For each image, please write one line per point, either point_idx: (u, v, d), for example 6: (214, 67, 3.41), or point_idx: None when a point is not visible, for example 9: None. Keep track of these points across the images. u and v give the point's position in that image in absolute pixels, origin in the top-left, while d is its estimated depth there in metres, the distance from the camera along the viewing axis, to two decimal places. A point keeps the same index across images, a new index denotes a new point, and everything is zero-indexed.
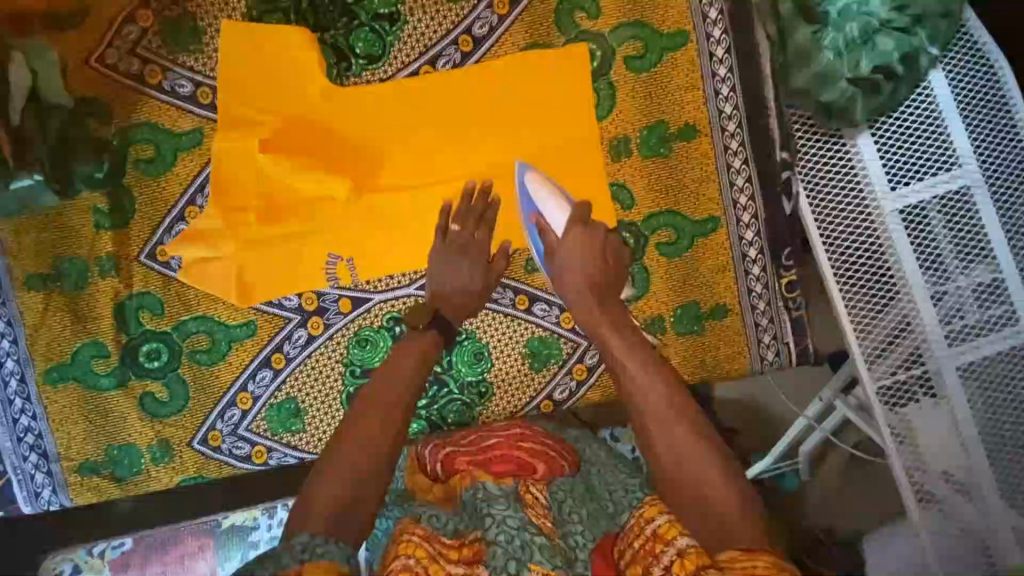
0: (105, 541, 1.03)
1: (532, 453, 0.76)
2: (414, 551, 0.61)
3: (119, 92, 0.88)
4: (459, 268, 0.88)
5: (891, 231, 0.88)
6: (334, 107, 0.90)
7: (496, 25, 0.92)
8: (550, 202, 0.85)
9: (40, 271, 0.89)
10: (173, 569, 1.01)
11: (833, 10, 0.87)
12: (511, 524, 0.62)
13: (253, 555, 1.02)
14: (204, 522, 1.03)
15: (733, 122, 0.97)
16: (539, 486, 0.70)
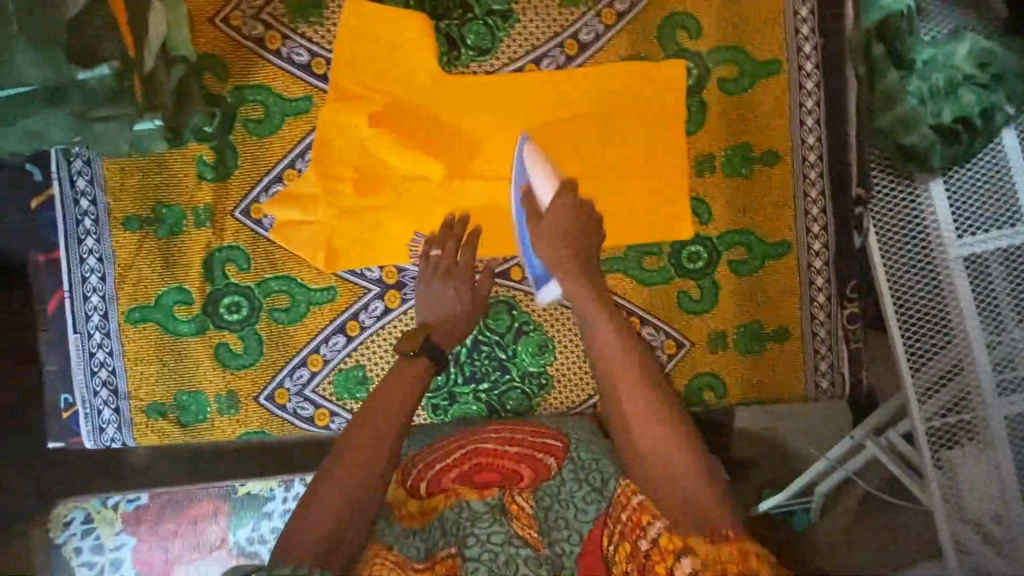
0: (121, 494, 1.10)
1: (517, 459, 0.85)
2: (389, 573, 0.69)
3: (236, 52, 0.91)
4: (444, 295, 0.92)
5: (954, 278, 0.89)
6: (440, 92, 0.93)
7: (602, 33, 0.95)
8: (540, 175, 0.87)
9: (139, 213, 0.92)
10: (185, 529, 1.07)
11: (920, 58, 0.90)
12: (497, 541, 0.73)
13: (265, 526, 1.07)
14: (221, 486, 1.10)
15: (815, 153, 0.99)
16: (525, 495, 0.80)
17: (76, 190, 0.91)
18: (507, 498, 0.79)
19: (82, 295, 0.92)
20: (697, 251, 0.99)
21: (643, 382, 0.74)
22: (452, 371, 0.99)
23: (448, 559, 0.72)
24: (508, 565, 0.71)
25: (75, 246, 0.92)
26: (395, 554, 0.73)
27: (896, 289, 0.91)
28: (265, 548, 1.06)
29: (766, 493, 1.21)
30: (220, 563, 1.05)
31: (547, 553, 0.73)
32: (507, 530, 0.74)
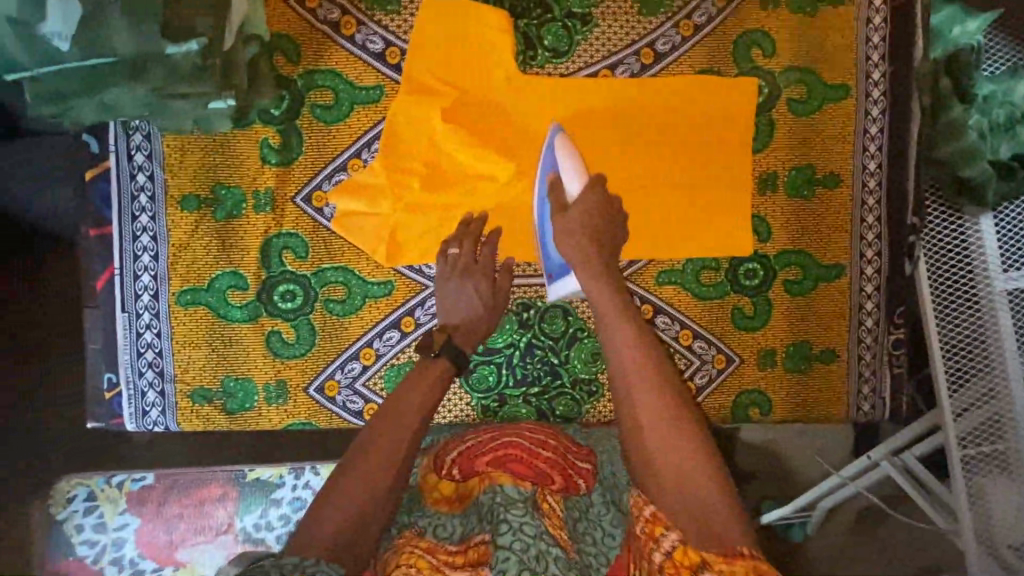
0: (126, 473, 1.09)
1: (548, 463, 0.85)
2: (415, 561, 0.70)
3: (310, 35, 0.89)
4: (463, 295, 0.91)
5: (998, 313, 0.88)
6: (513, 91, 0.92)
7: (678, 45, 0.95)
8: (569, 168, 0.85)
9: (197, 193, 0.90)
10: (190, 513, 1.08)
11: (981, 93, 0.91)
12: (527, 532, 0.70)
13: (273, 511, 1.09)
14: (230, 471, 1.10)
15: (874, 180, 1.01)
16: (555, 496, 0.80)
17: (133, 164, 0.88)
18: (540, 495, 0.78)
19: (132, 273, 0.90)
20: (753, 268, 1.00)
21: (672, 399, 0.73)
22: (503, 372, 0.99)
23: (481, 547, 0.73)
24: (538, 561, 0.68)
25: (129, 222, 0.89)
26: (426, 542, 0.74)
27: (940, 310, 0.91)
28: (271, 535, 1.08)
29: (767, 505, 1.24)
30: (225, 548, 1.07)
31: (575, 557, 0.73)
32: (538, 524, 0.72)
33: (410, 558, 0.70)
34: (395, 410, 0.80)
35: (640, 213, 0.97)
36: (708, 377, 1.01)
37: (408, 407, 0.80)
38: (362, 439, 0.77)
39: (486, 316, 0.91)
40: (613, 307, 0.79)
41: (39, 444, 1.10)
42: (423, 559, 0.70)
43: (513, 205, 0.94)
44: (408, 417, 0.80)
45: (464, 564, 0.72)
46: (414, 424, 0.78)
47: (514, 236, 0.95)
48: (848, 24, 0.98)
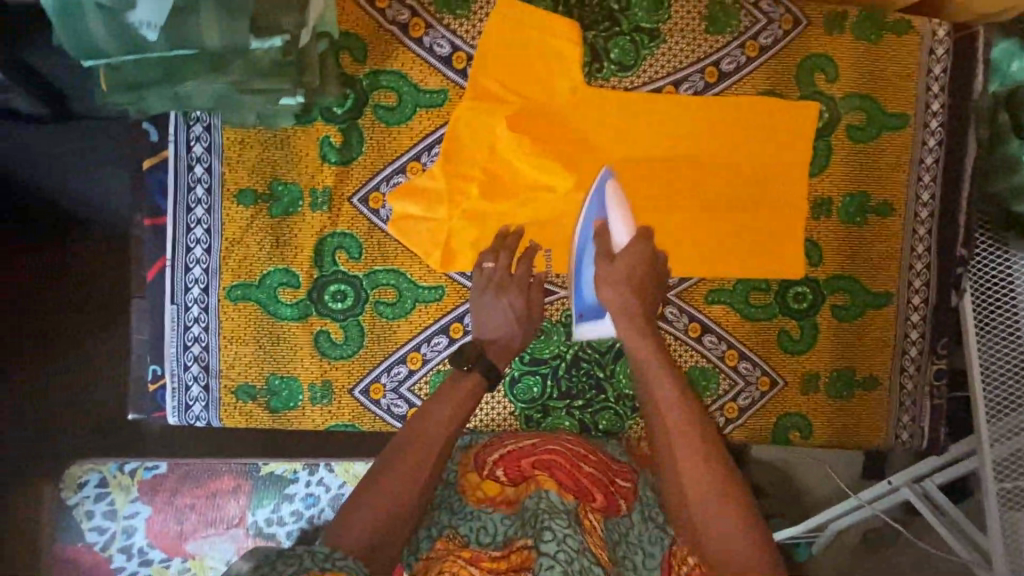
0: (139, 461, 1.09)
1: (591, 479, 0.82)
2: (458, 571, 0.68)
3: (378, 36, 0.89)
4: (497, 309, 0.89)
5: None
6: (577, 103, 0.92)
7: (742, 65, 0.95)
8: (618, 219, 0.85)
9: (254, 187, 0.89)
10: (203, 504, 1.08)
11: None
12: (571, 545, 0.68)
13: (285, 506, 1.09)
14: (245, 464, 1.10)
15: (926, 211, 1.01)
16: (596, 516, 0.78)
17: (191, 156, 0.88)
18: (582, 512, 0.77)
19: (184, 265, 0.89)
20: (802, 291, 1.00)
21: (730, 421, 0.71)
22: (547, 384, 0.97)
23: (524, 551, 0.70)
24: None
25: (184, 214, 0.88)
26: (468, 550, 0.71)
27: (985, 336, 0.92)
28: (282, 531, 1.08)
29: (772, 523, 1.17)
30: (235, 541, 1.07)
31: (614, 573, 0.71)
32: (580, 540, 0.69)
33: (452, 565, 0.69)
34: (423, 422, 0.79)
35: (695, 231, 0.96)
36: (751, 398, 1.01)
37: (436, 418, 0.79)
38: (398, 439, 0.77)
39: (520, 333, 0.89)
40: (643, 325, 0.81)
41: (69, 421, 1.13)
42: (466, 569, 0.68)
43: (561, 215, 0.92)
44: (437, 427, 0.78)
45: (506, 568, 0.69)
46: (445, 434, 0.77)
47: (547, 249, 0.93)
48: (913, 52, 0.98)
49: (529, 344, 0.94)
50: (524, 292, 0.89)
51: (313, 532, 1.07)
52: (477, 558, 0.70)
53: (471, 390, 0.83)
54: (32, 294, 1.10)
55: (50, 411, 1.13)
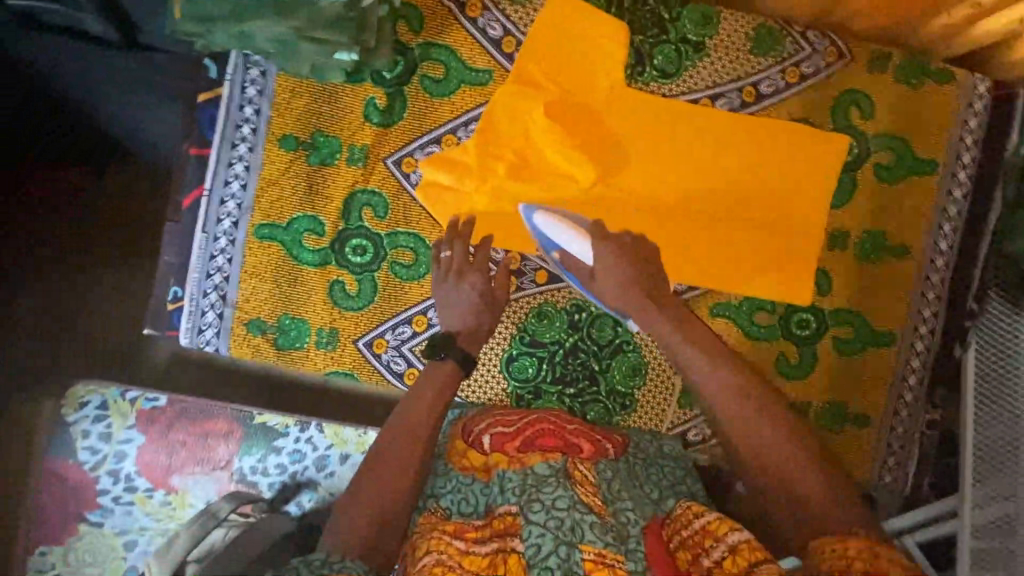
0: (141, 390, 1.14)
1: (576, 433, 0.86)
2: (446, 548, 0.70)
3: (436, 11, 0.93)
4: (455, 298, 0.91)
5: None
6: (615, 101, 0.95)
7: (781, 89, 0.97)
8: (568, 234, 0.89)
9: (297, 134, 0.93)
10: (195, 442, 1.12)
11: None
12: (560, 507, 0.69)
13: (271, 458, 1.13)
14: (240, 411, 1.14)
15: (943, 260, 1.01)
16: (586, 465, 0.79)
17: (244, 97, 0.93)
18: (571, 464, 0.78)
19: (219, 198, 0.93)
20: (807, 318, 1.01)
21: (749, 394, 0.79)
22: (543, 368, 1.00)
23: (506, 517, 0.72)
24: (573, 533, 0.67)
25: (228, 149, 0.93)
26: (452, 525, 0.74)
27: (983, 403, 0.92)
28: (264, 481, 1.12)
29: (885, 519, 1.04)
30: (218, 483, 1.12)
31: (610, 520, 0.70)
32: (572, 496, 0.70)
33: (438, 544, 0.70)
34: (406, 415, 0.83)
35: (710, 242, 0.98)
36: None
37: (422, 405, 0.84)
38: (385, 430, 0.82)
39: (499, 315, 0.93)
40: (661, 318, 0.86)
41: (85, 344, 1.21)
42: (452, 546, 0.70)
43: (583, 206, 0.95)
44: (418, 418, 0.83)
45: (490, 535, 0.72)
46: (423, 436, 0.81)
47: (509, 229, 0.95)
48: (952, 102, 0.99)
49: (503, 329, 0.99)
50: (484, 275, 0.91)
51: (293, 486, 1.12)
52: (461, 531, 0.73)
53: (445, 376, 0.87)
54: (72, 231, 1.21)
55: (66, 362, 1.21)
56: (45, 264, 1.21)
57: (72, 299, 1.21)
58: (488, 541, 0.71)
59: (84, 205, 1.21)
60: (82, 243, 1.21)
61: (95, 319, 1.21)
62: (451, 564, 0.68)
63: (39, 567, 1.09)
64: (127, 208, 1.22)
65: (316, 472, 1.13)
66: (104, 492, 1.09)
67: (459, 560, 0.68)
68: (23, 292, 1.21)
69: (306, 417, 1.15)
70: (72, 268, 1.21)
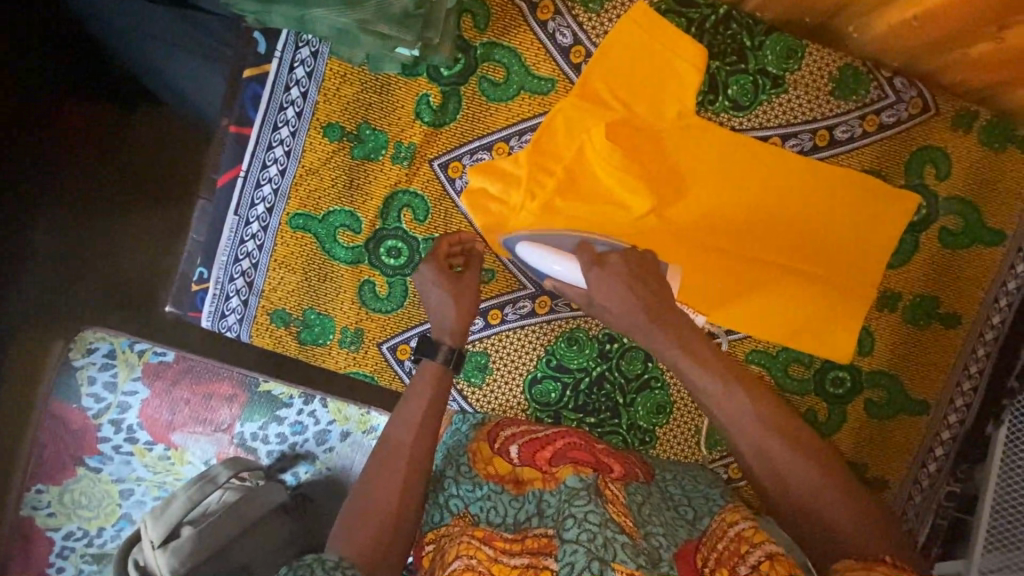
0: (149, 344, 1.11)
1: (606, 454, 0.82)
2: (474, 553, 0.68)
3: (506, 9, 0.87)
4: (430, 293, 0.86)
5: None
6: (680, 129, 0.89)
7: (857, 137, 0.92)
8: (552, 262, 0.84)
9: (343, 124, 0.89)
10: (198, 404, 1.10)
11: None
12: (594, 521, 0.65)
13: (274, 426, 1.11)
14: (248, 377, 1.12)
15: (992, 334, 0.97)
16: (616, 485, 0.75)
17: (292, 77, 0.88)
18: (602, 482, 0.74)
19: (256, 181, 0.90)
20: (843, 376, 0.98)
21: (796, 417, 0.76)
22: (566, 394, 0.97)
23: (542, 537, 0.69)
24: (606, 550, 0.63)
25: (269, 131, 0.89)
26: (482, 530, 0.72)
27: (1007, 467, 0.92)
28: (264, 448, 1.11)
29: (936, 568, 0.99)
30: (217, 446, 1.10)
31: (642, 544, 0.67)
32: (603, 513, 0.67)
33: (467, 549, 0.69)
34: (391, 438, 0.79)
35: (756, 288, 0.94)
36: None
37: (403, 421, 0.80)
38: (377, 451, 0.79)
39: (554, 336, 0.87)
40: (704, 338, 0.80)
41: (89, 300, 1.15)
42: (481, 551, 0.69)
43: (631, 236, 0.91)
44: (399, 434, 0.79)
45: (522, 549, 0.69)
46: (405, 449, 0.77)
47: None
48: None
49: (501, 344, 0.97)
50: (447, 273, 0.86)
51: (292, 456, 1.11)
52: (490, 537, 0.71)
53: (432, 376, 0.83)
54: (85, 186, 1.15)
55: (71, 312, 1.15)
56: (61, 208, 1.14)
57: (88, 250, 1.16)
58: (519, 554, 0.69)
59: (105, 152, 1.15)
60: (100, 194, 1.15)
61: (108, 274, 1.16)
62: (480, 570, 0.66)
63: (34, 503, 1.07)
64: (157, 165, 1.16)
65: (315, 446, 1.11)
66: (104, 440, 1.08)
67: (487, 566, 0.67)
68: (32, 232, 1.14)
69: (310, 390, 1.12)
70: (85, 215, 1.15)
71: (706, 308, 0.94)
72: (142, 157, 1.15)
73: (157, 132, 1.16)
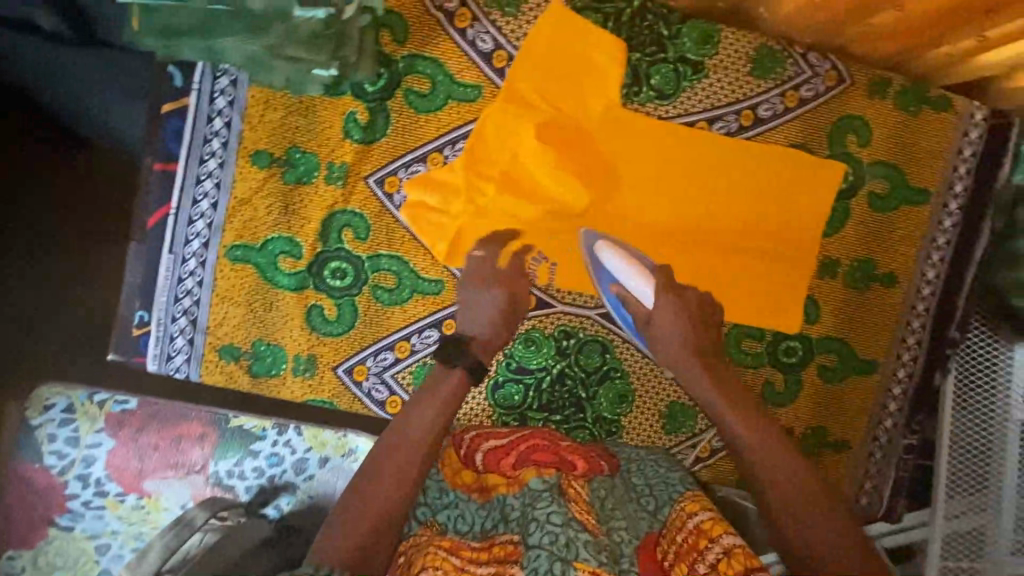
0: (109, 393, 1.08)
1: (570, 449, 0.83)
2: (442, 564, 0.67)
3: (423, 20, 0.87)
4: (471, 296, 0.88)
5: (1009, 439, 0.92)
6: (609, 122, 0.91)
7: (779, 114, 0.95)
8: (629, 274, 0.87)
9: (271, 151, 0.88)
10: (167, 448, 1.07)
11: None
12: (555, 523, 0.69)
13: (247, 462, 1.09)
14: (216, 413, 1.09)
15: (928, 289, 1.01)
16: (580, 482, 0.77)
17: (213, 108, 0.86)
18: (565, 481, 0.76)
19: (187, 217, 0.88)
20: (794, 345, 1.01)
21: None
22: (529, 395, 0.98)
23: (508, 545, 0.70)
24: (568, 549, 0.66)
25: (196, 165, 0.87)
26: (448, 539, 0.71)
27: (959, 414, 0.97)
28: (241, 485, 1.09)
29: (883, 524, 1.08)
30: (192, 488, 1.07)
31: (605, 540, 0.69)
32: (566, 512, 0.70)
33: (435, 559, 0.67)
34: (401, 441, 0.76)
35: (701, 270, 0.96)
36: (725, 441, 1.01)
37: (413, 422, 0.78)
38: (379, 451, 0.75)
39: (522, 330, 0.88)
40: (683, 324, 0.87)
41: (37, 354, 1.11)
42: (449, 561, 0.68)
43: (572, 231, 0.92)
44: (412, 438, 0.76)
45: (489, 559, 0.70)
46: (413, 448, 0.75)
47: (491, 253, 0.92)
48: (947, 131, 0.98)
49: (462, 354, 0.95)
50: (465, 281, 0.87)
51: (271, 490, 1.08)
52: (456, 548, 0.70)
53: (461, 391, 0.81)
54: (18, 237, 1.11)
55: (18, 369, 1.11)
56: (8, 249, 1.10)
57: (64, 268, 1.12)
58: (485, 564, 0.69)
59: (42, 192, 1.11)
60: (47, 237, 1.12)
61: (59, 314, 1.12)
62: None
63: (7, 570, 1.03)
64: (104, 202, 1.13)
65: (295, 476, 1.09)
66: (71, 497, 1.04)
67: None
68: None
69: (284, 420, 1.10)
70: (99, 213, 1.12)
71: None
72: (74, 200, 1.11)
73: (86, 166, 1.11)
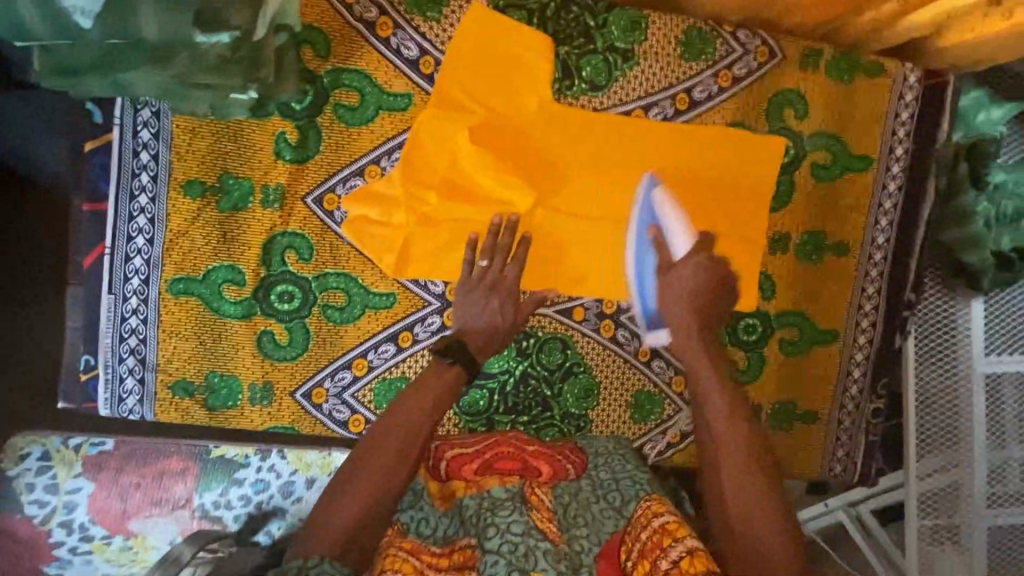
0: (85, 435, 1.04)
1: (535, 455, 0.83)
2: (400, 565, 0.66)
3: (344, 33, 0.86)
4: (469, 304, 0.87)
5: (974, 393, 0.98)
6: (544, 119, 0.90)
7: (714, 94, 0.95)
8: (675, 226, 0.88)
9: (203, 179, 0.86)
10: (151, 483, 1.04)
11: (994, 182, 0.98)
12: (515, 532, 0.67)
13: (234, 491, 1.06)
14: (194, 446, 1.05)
15: (880, 254, 1.01)
16: (543, 490, 0.76)
17: (138, 142, 0.84)
18: (528, 489, 0.75)
19: (124, 255, 0.86)
20: (754, 322, 1.01)
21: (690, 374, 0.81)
22: (494, 399, 0.97)
23: (467, 549, 0.69)
24: (526, 560, 0.65)
25: (127, 201, 0.85)
26: (408, 541, 0.70)
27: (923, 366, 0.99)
28: (230, 515, 1.06)
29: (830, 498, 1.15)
30: (179, 523, 1.04)
31: (565, 549, 0.68)
32: (527, 521, 0.69)
33: (393, 562, 0.66)
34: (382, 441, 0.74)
35: None
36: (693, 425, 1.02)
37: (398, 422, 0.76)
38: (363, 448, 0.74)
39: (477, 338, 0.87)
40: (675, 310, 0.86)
41: None
42: (407, 562, 0.66)
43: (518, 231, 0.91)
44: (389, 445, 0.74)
45: (448, 565, 0.69)
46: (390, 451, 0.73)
47: (437, 260, 0.90)
48: (884, 95, 0.98)
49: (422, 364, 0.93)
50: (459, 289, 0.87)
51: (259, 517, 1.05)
52: (417, 550, 0.69)
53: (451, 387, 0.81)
54: None
55: None
56: None
57: None
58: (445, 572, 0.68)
59: None
60: None
61: (24, 353, 1.05)
62: None
63: None
64: None
65: (282, 500, 1.06)
66: (59, 545, 1.01)
67: None
68: None
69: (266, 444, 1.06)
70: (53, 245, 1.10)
71: (610, 286, 0.95)
72: None
73: None
